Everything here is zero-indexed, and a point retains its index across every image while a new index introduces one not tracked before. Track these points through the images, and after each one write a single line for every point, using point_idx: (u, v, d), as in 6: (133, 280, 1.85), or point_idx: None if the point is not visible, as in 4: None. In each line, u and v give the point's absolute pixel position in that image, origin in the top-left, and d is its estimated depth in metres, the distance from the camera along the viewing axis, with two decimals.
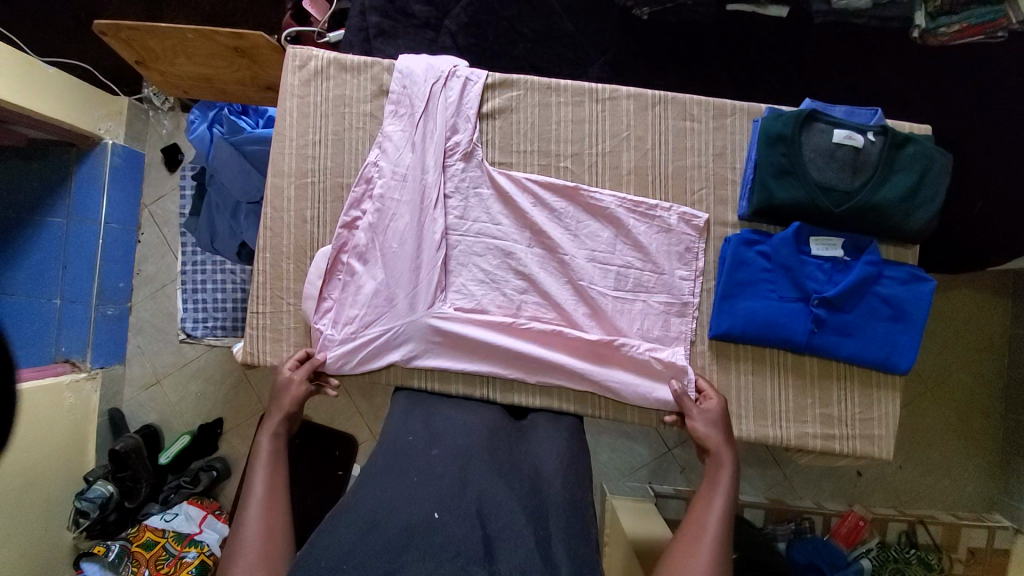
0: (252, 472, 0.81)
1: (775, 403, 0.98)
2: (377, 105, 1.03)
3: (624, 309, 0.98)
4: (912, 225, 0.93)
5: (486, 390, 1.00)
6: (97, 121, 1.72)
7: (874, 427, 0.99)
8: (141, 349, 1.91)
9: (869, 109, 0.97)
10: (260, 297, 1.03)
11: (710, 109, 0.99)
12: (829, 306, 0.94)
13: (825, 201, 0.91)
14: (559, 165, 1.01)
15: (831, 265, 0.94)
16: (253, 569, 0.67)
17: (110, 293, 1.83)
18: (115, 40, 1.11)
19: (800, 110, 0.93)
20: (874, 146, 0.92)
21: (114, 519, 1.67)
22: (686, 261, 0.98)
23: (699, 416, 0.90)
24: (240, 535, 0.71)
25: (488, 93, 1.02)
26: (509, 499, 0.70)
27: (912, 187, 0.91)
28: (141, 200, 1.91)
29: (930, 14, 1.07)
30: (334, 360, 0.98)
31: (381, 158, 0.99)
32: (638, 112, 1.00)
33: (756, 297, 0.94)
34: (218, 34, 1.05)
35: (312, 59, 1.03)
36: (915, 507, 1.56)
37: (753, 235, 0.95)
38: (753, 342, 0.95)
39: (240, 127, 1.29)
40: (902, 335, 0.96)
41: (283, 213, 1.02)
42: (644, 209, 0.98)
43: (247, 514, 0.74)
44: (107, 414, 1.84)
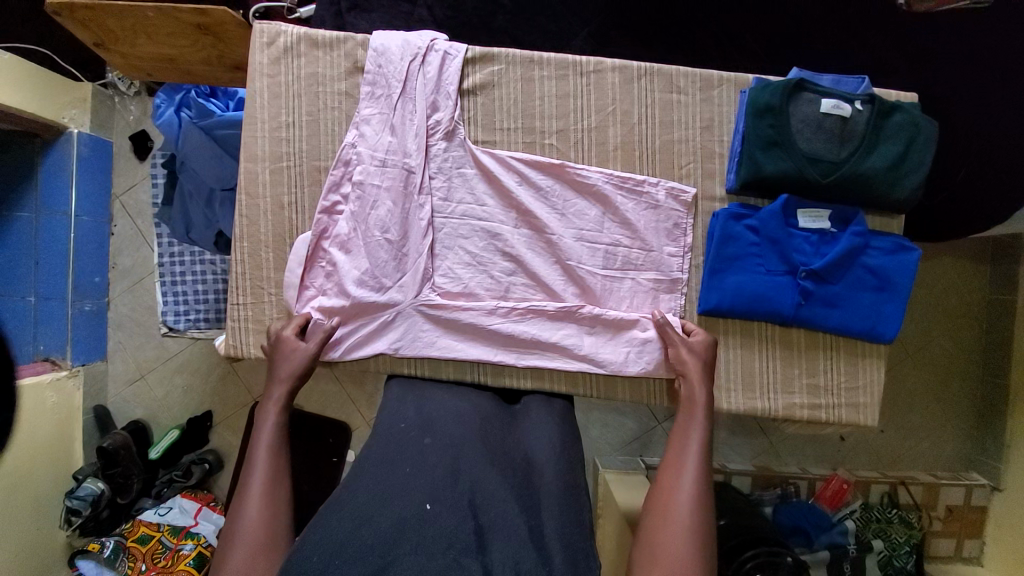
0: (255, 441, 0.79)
1: (763, 375, 0.99)
2: (353, 84, 0.98)
3: (613, 288, 0.97)
4: (897, 195, 0.93)
5: (477, 373, 0.99)
6: (59, 107, 1.64)
7: (859, 395, 1.01)
8: (122, 344, 1.87)
9: (856, 77, 0.96)
10: (239, 287, 0.99)
11: (697, 80, 0.97)
12: (816, 278, 0.94)
13: (812, 173, 0.90)
14: (544, 142, 0.98)
15: (818, 238, 0.94)
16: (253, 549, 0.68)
17: (86, 289, 1.77)
18: (69, 20, 1.04)
19: (787, 79, 0.91)
20: (861, 115, 0.91)
21: (107, 517, 1.67)
22: (674, 237, 0.96)
23: (682, 344, 0.90)
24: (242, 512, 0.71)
25: (468, 68, 0.98)
26: (501, 488, 0.70)
27: (898, 156, 0.91)
28: (112, 190, 1.84)
29: None
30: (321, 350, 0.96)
31: (358, 139, 0.96)
32: (623, 85, 0.97)
33: (745, 270, 0.94)
34: (177, 10, 0.97)
35: (280, 35, 0.98)
36: (897, 469, 1.61)
37: (741, 208, 0.94)
38: (742, 316, 0.95)
39: (210, 110, 1.24)
40: (887, 305, 0.97)
41: (259, 199, 0.98)
42: (632, 184, 0.96)
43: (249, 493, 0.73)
44: (92, 411, 1.80)
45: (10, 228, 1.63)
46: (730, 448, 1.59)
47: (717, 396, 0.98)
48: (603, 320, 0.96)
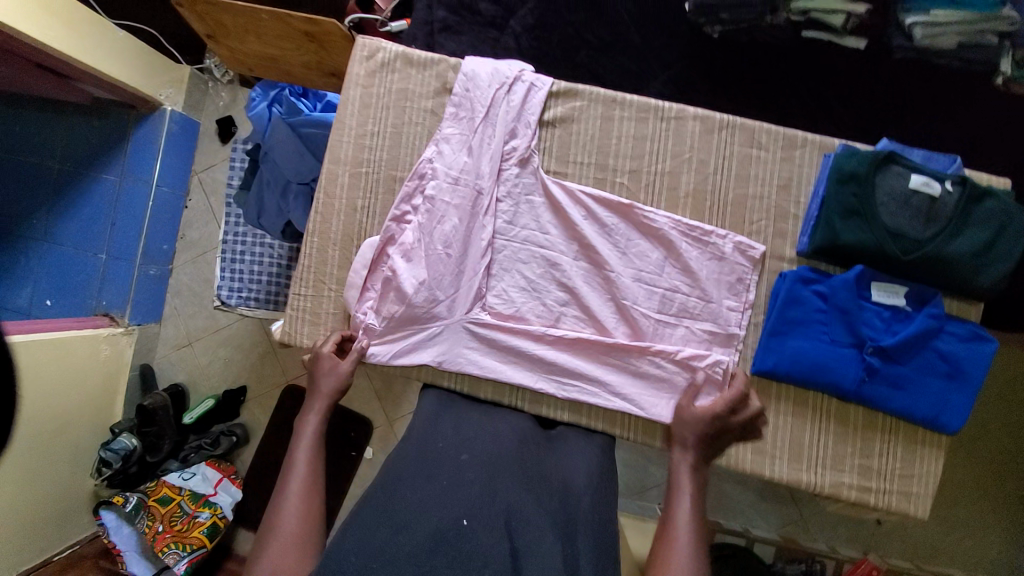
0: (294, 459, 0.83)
1: (812, 448, 0.95)
2: (439, 102, 1.03)
3: (664, 333, 0.95)
4: (979, 282, 0.89)
5: (516, 398, 0.99)
6: (158, 85, 1.78)
7: (913, 484, 0.95)
8: (176, 311, 1.97)
9: (947, 156, 0.93)
10: (303, 279, 1.03)
11: (779, 139, 0.96)
12: (884, 356, 0.90)
13: (893, 248, 0.87)
14: (615, 180, 0.99)
15: (890, 315, 0.90)
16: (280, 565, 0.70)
17: (154, 255, 1.89)
18: (190, 12, 1.13)
19: (877, 150, 0.89)
20: (951, 196, 0.88)
21: (134, 472, 1.73)
22: (735, 291, 0.94)
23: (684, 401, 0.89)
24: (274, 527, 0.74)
25: (551, 101, 1.01)
26: (538, 513, 0.70)
27: (986, 242, 0.87)
28: (192, 166, 1.97)
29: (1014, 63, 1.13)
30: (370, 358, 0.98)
31: (436, 155, 0.99)
32: (703, 134, 0.97)
33: (807, 337, 0.91)
34: (292, 17, 1.05)
35: (380, 50, 1.04)
36: (934, 564, 1.49)
37: (811, 273, 0.92)
38: (797, 383, 0.92)
39: (299, 109, 1.34)
40: (956, 394, 0.91)
41: (335, 199, 1.03)
42: (698, 233, 0.95)
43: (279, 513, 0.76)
44: (138, 369, 1.90)
45: (94, 189, 1.77)
46: (754, 511, 1.52)
47: (762, 462, 0.95)
48: (648, 361, 0.94)
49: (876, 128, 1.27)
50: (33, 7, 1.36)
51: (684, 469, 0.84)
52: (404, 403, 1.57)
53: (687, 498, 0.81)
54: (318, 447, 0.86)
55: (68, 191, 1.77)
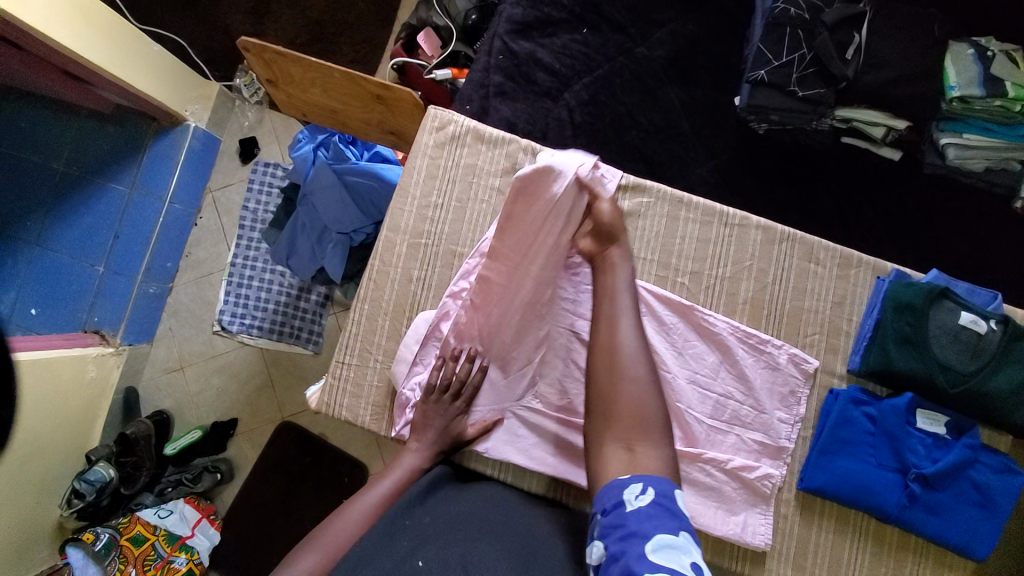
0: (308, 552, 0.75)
1: (849, 567, 0.95)
2: (506, 181, 1.02)
3: (716, 440, 0.95)
4: (1016, 418, 0.92)
5: (561, 492, 0.97)
6: (186, 101, 1.74)
7: None
8: (171, 332, 1.87)
9: (989, 292, 0.98)
10: (347, 347, 1.00)
11: (837, 257, 0.99)
12: (925, 483, 0.92)
13: (941, 380, 0.90)
14: (676, 280, 1.00)
15: (932, 442, 0.92)
16: None
17: (157, 272, 1.82)
18: (256, 56, 1.11)
19: (931, 284, 0.92)
20: (997, 334, 0.91)
21: (106, 505, 1.66)
22: (787, 403, 0.95)
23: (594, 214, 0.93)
24: None
25: (619, 194, 1.02)
26: (498, 558, 0.67)
27: (1022, 381, 0.91)
28: (206, 185, 1.91)
29: None
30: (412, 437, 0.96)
31: (499, 235, 0.98)
32: (764, 244, 0.99)
33: (854, 458, 0.92)
34: (365, 80, 1.03)
35: (451, 123, 1.03)
36: None
37: (861, 394, 0.94)
38: (842, 503, 0.93)
39: (346, 156, 1.31)
40: (987, 524, 0.93)
41: (390, 268, 1.01)
42: (754, 341, 0.97)
43: None
44: (123, 392, 1.79)
45: (100, 197, 1.63)
46: None
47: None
48: (699, 468, 0.93)
49: (905, 238, 1.33)
50: (73, 17, 1.32)
51: (625, 291, 0.86)
52: None
53: (626, 296, 0.85)
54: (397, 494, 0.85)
55: (70, 197, 1.58)
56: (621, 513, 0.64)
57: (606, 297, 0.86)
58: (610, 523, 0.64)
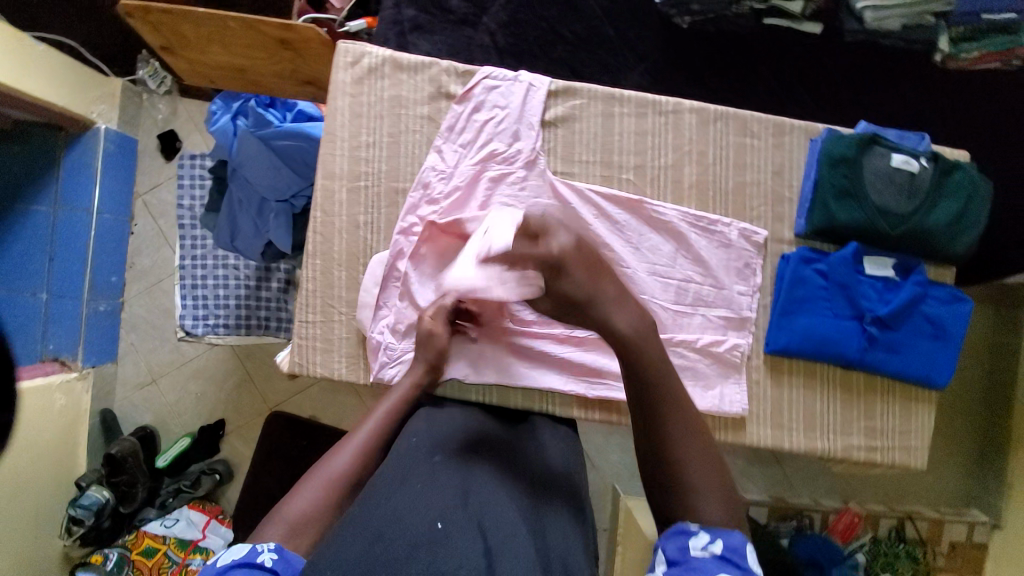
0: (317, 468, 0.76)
1: (824, 416, 1.00)
2: (435, 108, 0.99)
3: (683, 323, 0.98)
4: (954, 248, 0.98)
5: (546, 403, 0.99)
6: (90, 102, 1.63)
7: (910, 438, 1.03)
8: (134, 347, 1.81)
9: (918, 133, 1.01)
10: (310, 305, 0.97)
11: (769, 126, 1.01)
12: (881, 324, 0.97)
13: (883, 224, 0.94)
14: (621, 176, 1.00)
15: (883, 285, 0.97)
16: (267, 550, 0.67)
17: (102, 289, 1.72)
18: (141, 21, 1.03)
19: (861, 133, 0.95)
20: (927, 171, 0.95)
21: (108, 527, 1.61)
22: (744, 276, 0.99)
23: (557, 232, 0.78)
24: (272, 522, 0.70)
25: (551, 100, 1.00)
26: (511, 514, 0.71)
27: (957, 213, 0.96)
28: (134, 189, 1.80)
29: (953, 41, 1.27)
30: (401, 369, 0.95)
31: (439, 164, 0.97)
32: (700, 126, 1.00)
33: (813, 314, 0.97)
34: (265, 24, 0.98)
35: (366, 55, 0.99)
36: (900, 502, 1.76)
37: (811, 253, 0.97)
38: (808, 358, 0.98)
39: (268, 120, 1.24)
40: (942, 353, 0.99)
41: (334, 218, 0.97)
42: (705, 223, 0.99)
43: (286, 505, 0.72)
44: (98, 415, 1.73)
45: (24, 222, 1.57)
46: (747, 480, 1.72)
47: (781, 435, 0.99)
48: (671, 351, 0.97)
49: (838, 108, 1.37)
50: None
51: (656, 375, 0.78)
52: None
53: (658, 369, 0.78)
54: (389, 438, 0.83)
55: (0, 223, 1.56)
56: (685, 553, 0.69)
57: (643, 373, 0.77)
58: (672, 558, 0.69)
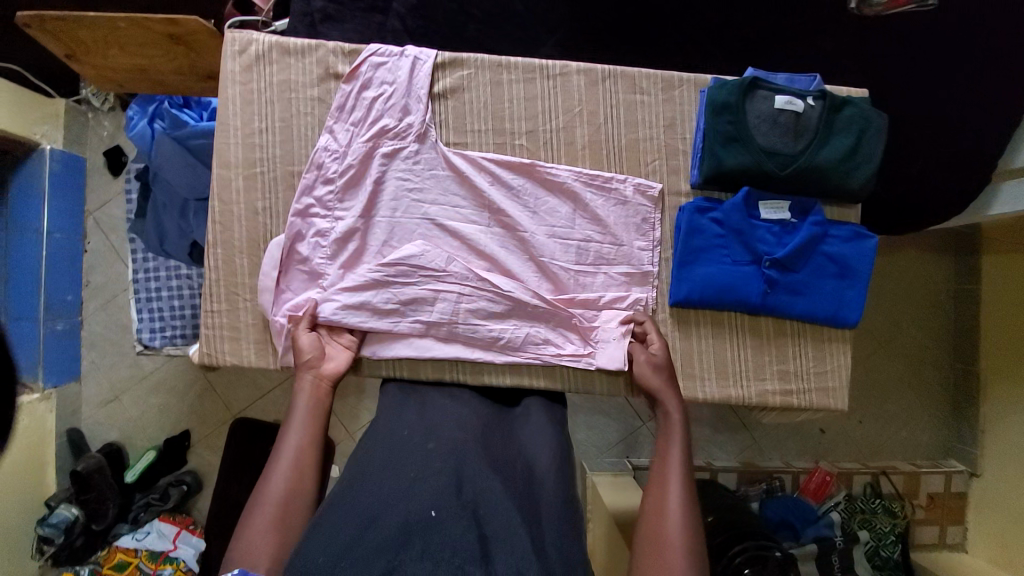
0: (274, 466, 0.75)
1: (734, 362, 1.01)
2: (325, 89, 1.01)
3: (586, 282, 0.99)
4: (853, 183, 0.97)
5: (456, 372, 0.97)
6: (31, 123, 1.44)
7: (828, 379, 1.02)
8: (96, 365, 1.58)
9: (809, 75, 1.01)
10: (213, 294, 0.98)
11: (658, 81, 1.01)
12: (781, 267, 0.97)
13: (770, 165, 0.95)
14: (515, 142, 1.02)
15: (779, 228, 0.97)
16: (249, 552, 0.65)
17: (59, 308, 1.51)
18: (40, 32, 1.06)
19: (743, 78, 0.96)
20: (814, 110, 0.96)
21: (81, 545, 1.40)
22: (643, 231, 1.00)
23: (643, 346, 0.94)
24: (246, 527, 0.68)
25: (439, 72, 1.01)
26: (506, 498, 0.65)
27: (849, 148, 0.96)
28: (84, 207, 1.59)
29: None
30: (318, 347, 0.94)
31: (332, 143, 0.98)
32: (589, 87, 1.01)
33: (712, 262, 0.97)
34: (152, 21, 1.03)
35: (252, 43, 1.00)
36: (876, 459, 1.63)
37: (705, 203, 0.98)
38: (712, 306, 0.98)
39: (183, 121, 1.25)
40: (850, 290, 0.99)
41: (232, 205, 0.99)
42: (600, 181, 1.00)
43: (258, 510, 0.70)
44: (64, 435, 1.51)
45: None
46: (712, 444, 1.60)
47: (692, 386, 1.00)
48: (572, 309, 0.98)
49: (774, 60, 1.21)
50: None
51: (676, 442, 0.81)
52: (362, 414, 1.51)
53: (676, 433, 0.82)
54: (315, 442, 0.80)
55: None
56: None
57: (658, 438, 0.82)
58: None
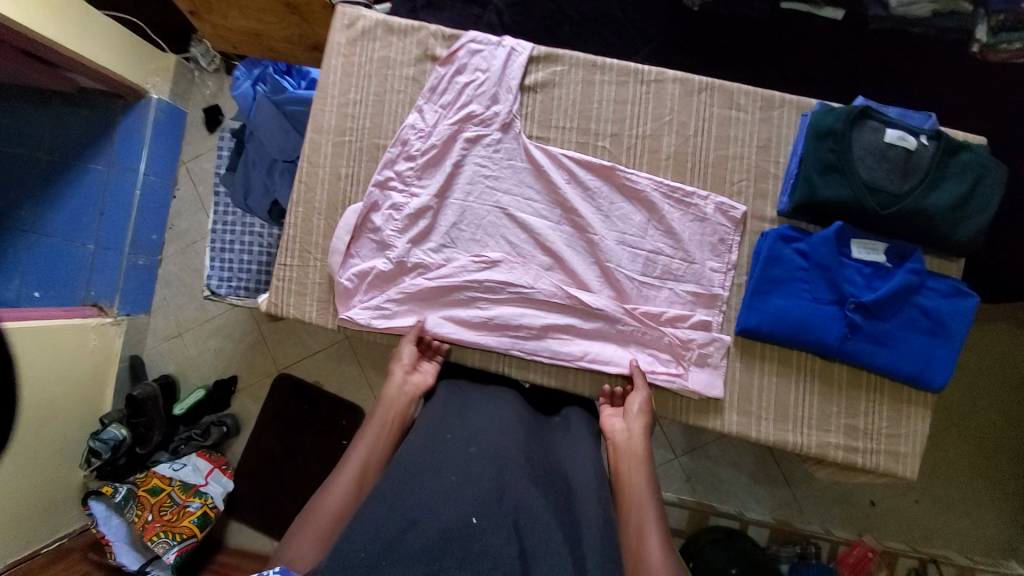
0: (341, 468, 0.73)
1: (797, 407, 0.94)
2: (421, 70, 1.03)
3: (648, 295, 0.96)
4: (961, 235, 0.88)
5: (501, 364, 0.97)
6: (144, 73, 1.55)
7: (901, 444, 0.93)
8: (166, 302, 1.69)
9: (924, 113, 0.94)
10: (288, 249, 1.03)
11: (756, 100, 0.97)
12: (866, 312, 0.90)
13: (871, 202, 0.88)
14: (597, 143, 1.00)
15: (870, 271, 0.90)
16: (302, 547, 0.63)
17: (144, 244, 1.63)
18: None
19: (852, 106, 0.90)
20: (927, 149, 0.89)
21: (123, 465, 1.47)
22: (718, 252, 0.96)
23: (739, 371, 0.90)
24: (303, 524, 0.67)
25: (532, 66, 1.01)
26: (544, 508, 0.63)
27: (964, 195, 0.87)
28: (180, 156, 1.71)
29: (992, 29, 1.02)
30: (371, 326, 0.96)
31: (419, 122, 1.00)
32: (683, 97, 0.99)
33: (789, 295, 0.92)
34: None
35: (360, 19, 1.04)
36: (928, 545, 1.46)
37: (792, 232, 0.93)
38: (782, 342, 0.92)
39: (283, 87, 1.32)
40: (940, 351, 0.90)
41: (319, 168, 1.03)
42: (680, 195, 0.97)
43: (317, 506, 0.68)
44: (127, 360, 1.62)
45: (81, 178, 1.52)
46: (747, 494, 1.48)
47: (748, 424, 0.94)
48: (630, 319, 0.94)
49: (884, 95, 1.12)
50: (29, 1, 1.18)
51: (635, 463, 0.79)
52: None
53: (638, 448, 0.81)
54: (386, 451, 0.78)
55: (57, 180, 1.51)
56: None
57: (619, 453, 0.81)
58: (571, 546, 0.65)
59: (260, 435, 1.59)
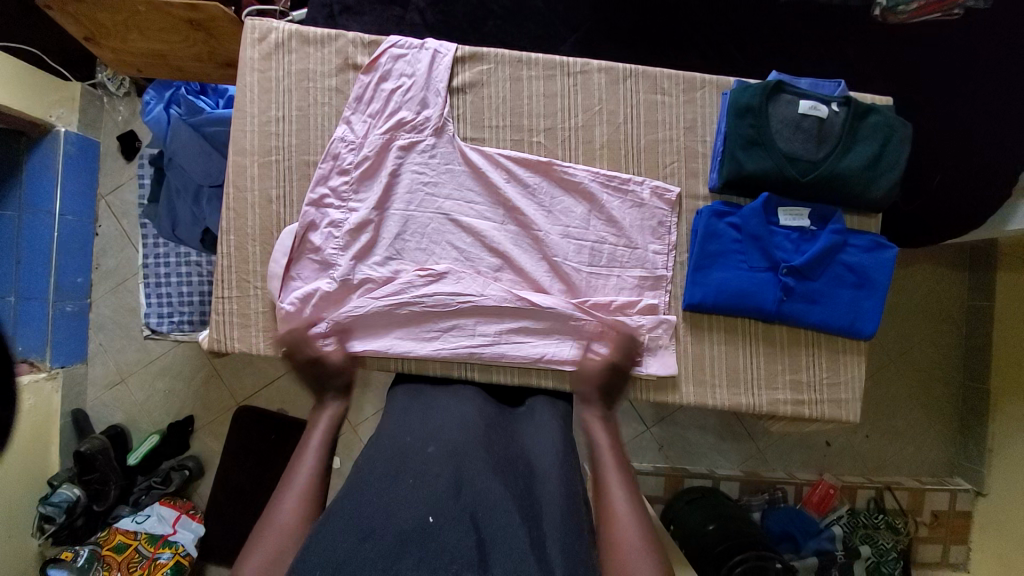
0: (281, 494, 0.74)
1: (746, 370, 1.00)
2: (343, 80, 1.00)
3: (598, 284, 0.98)
4: (875, 193, 0.95)
5: (465, 369, 0.96)
6: (47, 105, 1.43)
7: (841, 391, 1.01)
8: (103, 347, 1.58)
9: (833, 81, 0.99)
10: (225, 280, 0.98)
11: (680, 82, 1.00)
12: (798, 275, 0.96)
13: (791, 171, 0.93)
14: (532, 140, 1.01)
15: (798, 235, 0.96)
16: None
17: (68, 289, 1.51)
18: (61, 13, 1.07)
19: (767, 82, 0.95)
20: (838, 116, 0.94)
21: (82, 525, 1.37)
22: (659, 235, 0.99)
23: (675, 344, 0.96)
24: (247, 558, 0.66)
25: (458, 66, 1.00)
26: (503, 497, 0.64)
27: (874, 156, 0.94)
28: (97, 190, 1.59)
29: None
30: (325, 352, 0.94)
31: (348, 134, 0.97)
32: (609, 85, 1.01)
33: (728, 267, 0.96)
34: (172, 6, 1.04)
35: (271, 32, 1.00)
36: (881, 474, 1.59)
37: (724, 207, 0.97)
38: (725, 312, 0.97)
39: (199, 108, 1.24)
40: (867, 301, 0.97)
41: (246, 193, 0.99)
42: (617, 182, 0.99)
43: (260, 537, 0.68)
44: (69, 415, 1.50)
45: None
46: (716, 452, 1.56)
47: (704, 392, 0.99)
48: (585, 312, 0.96)
49: (796, 65, 1.18)
50: None
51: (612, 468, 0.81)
52: (365, 406, 1.50)
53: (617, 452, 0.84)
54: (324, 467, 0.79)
55: None
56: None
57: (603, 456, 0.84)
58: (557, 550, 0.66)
59: (226, 471, 1.53)
